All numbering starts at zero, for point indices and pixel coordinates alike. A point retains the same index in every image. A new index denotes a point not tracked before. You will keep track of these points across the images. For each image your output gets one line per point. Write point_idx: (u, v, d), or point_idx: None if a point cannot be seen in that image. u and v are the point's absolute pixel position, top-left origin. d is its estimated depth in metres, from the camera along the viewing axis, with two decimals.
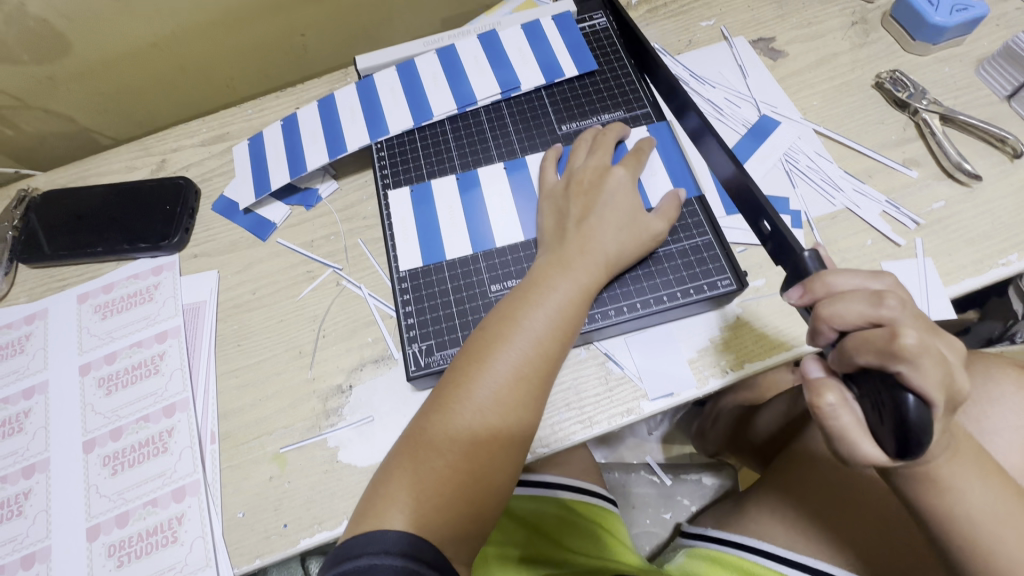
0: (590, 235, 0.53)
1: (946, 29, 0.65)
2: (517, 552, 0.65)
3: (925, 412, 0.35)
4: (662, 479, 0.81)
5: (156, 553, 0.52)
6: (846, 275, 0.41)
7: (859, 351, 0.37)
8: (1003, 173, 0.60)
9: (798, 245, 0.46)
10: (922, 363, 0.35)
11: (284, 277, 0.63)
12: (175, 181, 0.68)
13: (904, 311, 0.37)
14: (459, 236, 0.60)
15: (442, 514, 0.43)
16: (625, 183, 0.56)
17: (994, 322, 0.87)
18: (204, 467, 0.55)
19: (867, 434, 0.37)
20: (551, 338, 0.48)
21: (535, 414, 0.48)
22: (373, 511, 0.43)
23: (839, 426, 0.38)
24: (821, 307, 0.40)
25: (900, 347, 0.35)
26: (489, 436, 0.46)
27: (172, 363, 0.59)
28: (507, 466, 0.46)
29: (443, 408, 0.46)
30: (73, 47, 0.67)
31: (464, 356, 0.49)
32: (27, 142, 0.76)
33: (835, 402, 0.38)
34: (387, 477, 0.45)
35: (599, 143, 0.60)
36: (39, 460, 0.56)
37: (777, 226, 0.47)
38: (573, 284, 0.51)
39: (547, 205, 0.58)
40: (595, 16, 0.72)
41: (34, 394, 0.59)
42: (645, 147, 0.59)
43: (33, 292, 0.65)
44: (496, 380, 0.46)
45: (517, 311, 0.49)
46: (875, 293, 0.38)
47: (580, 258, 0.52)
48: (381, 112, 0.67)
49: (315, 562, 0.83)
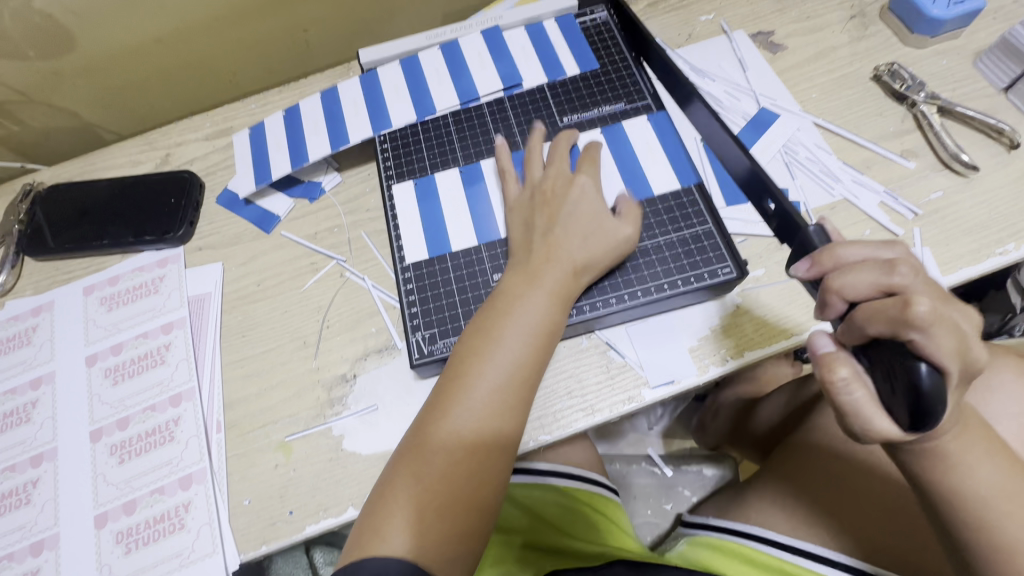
0: (556, 244, 0.54)
1: (944, 21, 0.66)
2: (519, 539, 0.66)
3: (938, 382, 0.36)
4: (662, 470, 0.83)
5: (163, 540, 0.52)
6: (856, 247, 0.41)
7: (871, 321, 0.38)
8: (1000, 163, 0.60)
9: (801, 221, 0.47)
10: (933, 331, 0.36)
11: (288, 269, 0.64)
12: (180, 174, 0.69)
13: (915, 279, 0.38)
14: (467, 229, 0.61)
15: (437, 533, 0.43)
16: (590, 190, 0.57)
17: (993, 315, 0.88)
18: (210, 456, 0.55)
19: (881, 409, 0.38)
20: (528, 350, 0.49)
21: (519, 424, 0.48)
22: (367, 538, 0.43)
23: (851, 402, 0.39)
24: (831, 279, 0.41)
25: (912, 316, 0.36)
26: (474, 452, 0.46)
27: (178, 353, 0.60)
28: (497, 479, 0.46)
29: (425, 428, 0.47)
30: (78, 42, 0.67)
31: (443, 378, 0.49)
32: (31, 137, 0.77)
33: (847, 376, 0.38)
34: (378, 501, 0.45)
35: (555, 152, 0.60)
36: (47, 449, 0.57)
37: (782, 206, 0.48)
38: (542, 293, 0.51)
39: (515, 217, 0.58)
40: (596, 10, 0.73)
41: (42, 384, 0.60)
42: (594, 145, 0.60)
43: (39, 284, 0.66)
44: (476, 395, 0.47)
45: (490, 326, 0.50)
46: (886, 263, 0.39)
47: (547, 267, 0.52)
48: (384, 105, 0.68)
49: (319, 552, 0.83)
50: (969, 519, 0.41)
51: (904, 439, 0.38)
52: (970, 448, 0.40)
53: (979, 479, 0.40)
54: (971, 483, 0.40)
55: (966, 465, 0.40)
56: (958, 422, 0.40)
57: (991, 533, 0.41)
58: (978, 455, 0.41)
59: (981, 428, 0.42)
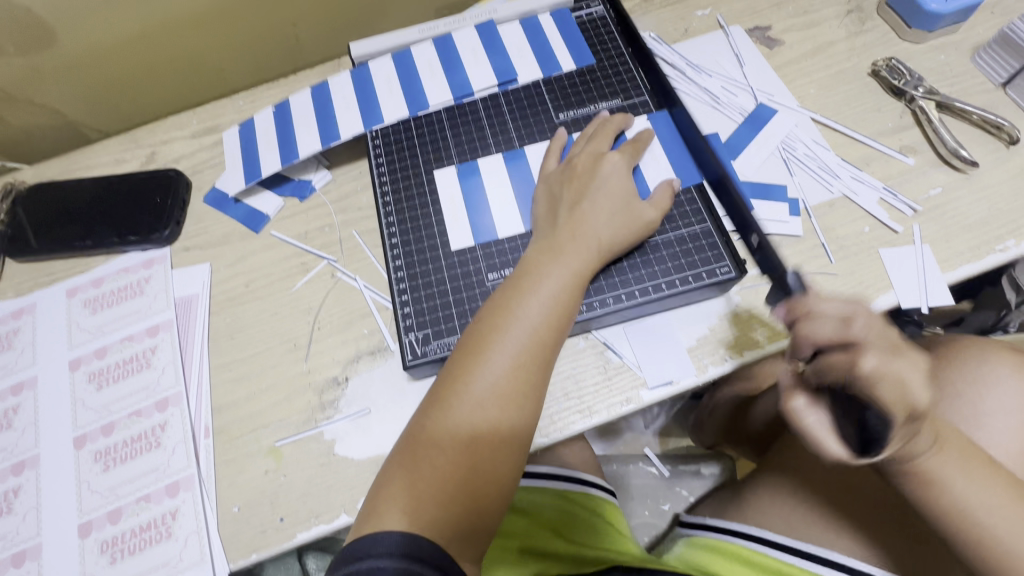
0: (582, 220, 0.53)
1: (943, 16, 0.65)
2: (517, 544, 0.65)
3: (884, 425, 0.38)
4: (661, 470, 0.81)
5: (150, 549, 0.51)
6: (825, 299, 0.40)
7: (828, 371, 0.39)
8: (1000, 159, 0.60)
9: (782, 269, 0.52)
10: (885, 382, 0.37)
11: (278, 270, 0.63)
12: (166, 173, 0.67)
13: (872, 331, 0.38)
14: (508, 215, 0.59)
15: (446, 512, 0.42)
16: (620, 169, 0.56)
17: (988, 311, 0.87)
18: (198, 461, 0.54)
19: (833, 439, 0.40)
20: (547, 325, 0.48)
21: (537, 402, 0.47)
22: (375, 512, 0.42)
23: (808, 430, 0.41)
24: (798, 326, 0.40)
25: (863, 372, 0.37)
26: (489, 428, 0.45)
27: (164, 357, 0.58)
28: (510, 460, 0.45)
29: (440, 404, 0.46)
30: (59, 36, 0.66)
31: (460, 351, 0.48)
32: (13, 134, 0.75)
33: (805, 410, 0.41)
34: (390, 476, 0.44)
35: (599, 132, 0.59)
36: (29, 457, 0.55)
37: (764, 247, 0.53)
38: (566, 269, 0.50)
39: (543, 187, 0.58)
40: (592, 5, 0.71)
41: (23, 390, 0.58)
42: (644, 135, 0.59)
43: (21, 286, 0.64)
44: (495, 371, 0.46)
45: (511, 302, 0.49)
46: (846, 315, 0.39)
47: (572, 243, 0.52)
48: (376, 101, 0.67)
49: (313, 558, 0.82)
50: None
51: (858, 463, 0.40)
52: None
53: None
54: None
55: None
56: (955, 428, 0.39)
57: None
58: None
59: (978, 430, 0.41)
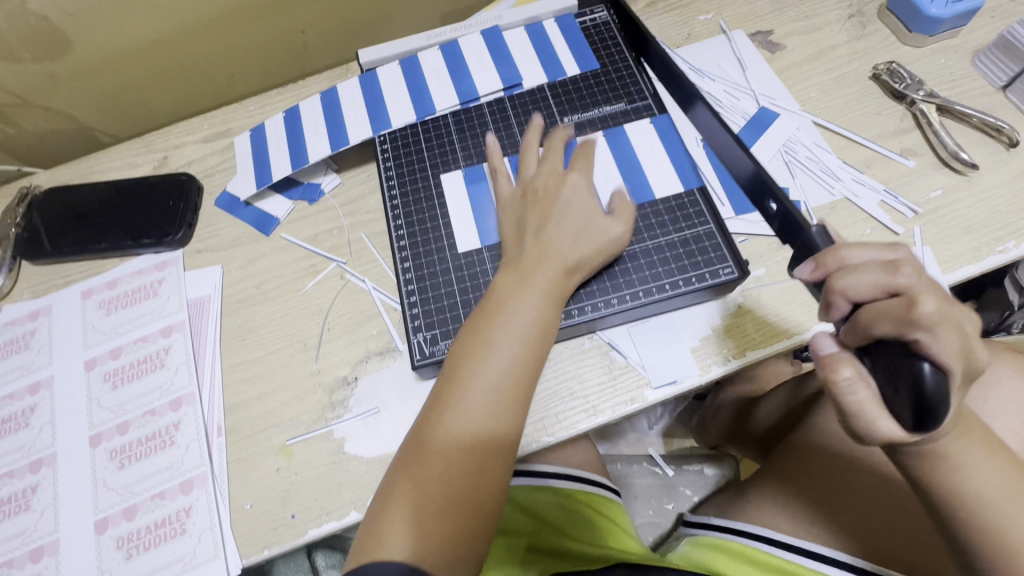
0: (548, 242, 0.53)
1: (942, 20, 0.66)
2: (523, 542, 0.66)
3: (941, 382, 0.35)
4: (664, 470, 0.84)
5: (165, 545, 0.52)
6: (859, 249, 0.41)
7: (877, 322, 0.38)
8: (1000, 162, 0.61)
9: (804, 221, 0.46)
10: (938, 331, 0.36)
11: (288, 271, 0.64)
12: (178, 177, 0.69)
13: (919, 279, 0.38)
14: None
15: (438, 538, 0.43)
16: (581, 189, 0.57)
17: (992, 313, 0.88)
18: (211, 460, 0.55)
19: (883, 411, 0.37)
20: (521, 347, 0.49)
21: (516, 423, 0.48)
22: (368, 545, 0.43)
23: (853, 403, 0.38)
24: (835, 279, 0.40)
25: (918, 316, 0.36)
26: (473, 453, 0.46)
27: (177, 357, 0.60)
28: (496, 482, 0.46)
29: (421, 435, 0.47)
30: (74, 45, 0.67)
31: (437, 381, 0.49)
32: (28, 139, 0.76)
33: (851, 376, 0.38)
34: (378, 511, 0.44)
35: (549, 151, 0.60)
36: (46, 455, 0.57)
37: (785, 205, 0.47)
38: (535, 291, 0.51)
39: (506, 215, 0.58)
40: (596, 10, 0.73)
41: (40, 390, 0.60)
42: (591, 145, 0.60)
43: (37, 288, 0.65)
44: (472, 398, 0.47)
45: (483, 329, 0.50)
46: (889, 263, 0.39)
47: (539, 265, 0.52)
48: (384, 106, 0.68)
49: (321, 556, 0.83)
50: (978, 520, 0.41)
51: (908, 440, 0.38)
52: (964, 453, 0.40)
53: (984, 477, 0.40)
54: (974, 483, 0.40)
55: (961, 470, 0.40)
56: (957, 426, 0.40)
57: (1001, 530, 0.40)
58: (978, 458, 0.40)
59: (980, 427, 0.42)
